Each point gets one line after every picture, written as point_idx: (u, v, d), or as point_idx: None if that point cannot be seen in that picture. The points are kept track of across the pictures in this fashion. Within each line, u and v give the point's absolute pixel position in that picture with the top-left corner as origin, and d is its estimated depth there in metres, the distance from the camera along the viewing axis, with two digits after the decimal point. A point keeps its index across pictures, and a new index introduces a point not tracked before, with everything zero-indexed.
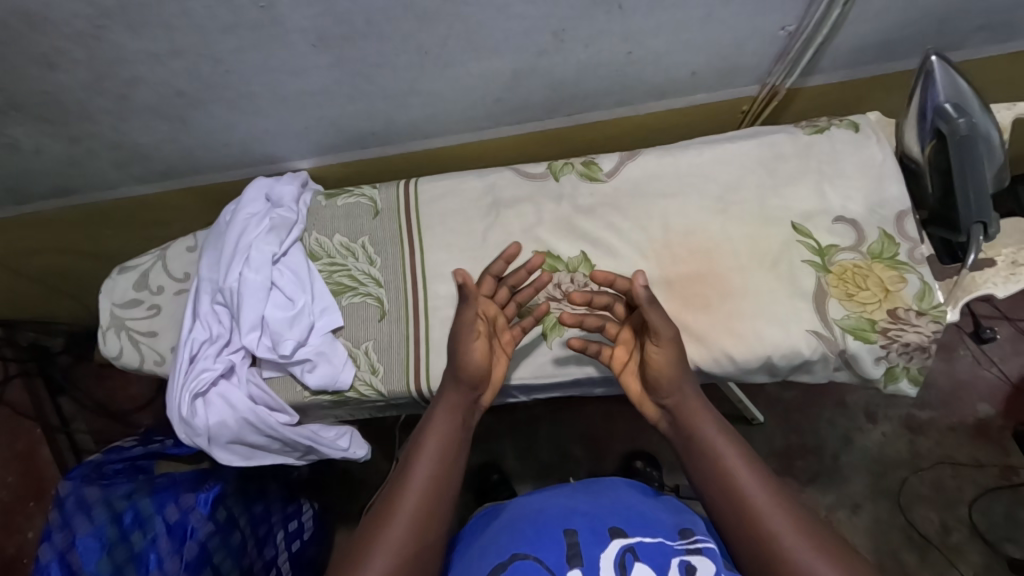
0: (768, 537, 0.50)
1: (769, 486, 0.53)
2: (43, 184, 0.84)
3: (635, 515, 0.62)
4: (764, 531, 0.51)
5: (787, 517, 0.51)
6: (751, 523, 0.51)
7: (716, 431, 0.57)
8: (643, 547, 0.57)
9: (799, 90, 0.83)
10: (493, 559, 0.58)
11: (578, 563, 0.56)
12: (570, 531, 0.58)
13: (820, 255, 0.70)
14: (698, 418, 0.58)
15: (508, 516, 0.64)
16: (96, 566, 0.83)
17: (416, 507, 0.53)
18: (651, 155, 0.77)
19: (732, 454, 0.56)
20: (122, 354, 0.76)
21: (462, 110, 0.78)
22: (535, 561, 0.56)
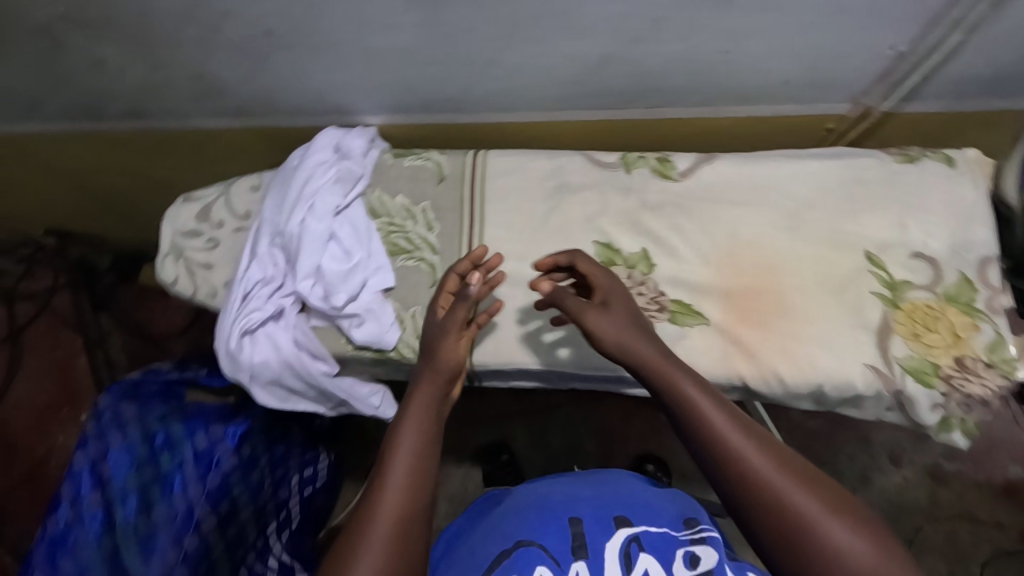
0: (789, 521, 0.40)
1: (769, 450, 0.43)
2: (118, 104, 0.85)
3: (638, 504, 0.62)
4: (781, 513, 0.40)
5: (802, 486, 0.41)
6: (767, 513, 0.41)
7: (703, 400, 0.46)
8: (648, 537, 0.57)
9: (892, 115, 0.79)
10: (498, 545, 0.57)
11: (583, 555, 0.55)
12: (575, 520, 0.58)
13: (890, 289, 0.67)
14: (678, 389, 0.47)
15: (513, 504, 0.63)
16: (124, 481, 0.86)
17: (393, 484, 0.44)
18: (729, 160, 0.74)
19: (721, 424, 0.44)
20: (176, 282, 0.77)
21: (542, 88, 0.76)
22: (539, 548, 0.55)
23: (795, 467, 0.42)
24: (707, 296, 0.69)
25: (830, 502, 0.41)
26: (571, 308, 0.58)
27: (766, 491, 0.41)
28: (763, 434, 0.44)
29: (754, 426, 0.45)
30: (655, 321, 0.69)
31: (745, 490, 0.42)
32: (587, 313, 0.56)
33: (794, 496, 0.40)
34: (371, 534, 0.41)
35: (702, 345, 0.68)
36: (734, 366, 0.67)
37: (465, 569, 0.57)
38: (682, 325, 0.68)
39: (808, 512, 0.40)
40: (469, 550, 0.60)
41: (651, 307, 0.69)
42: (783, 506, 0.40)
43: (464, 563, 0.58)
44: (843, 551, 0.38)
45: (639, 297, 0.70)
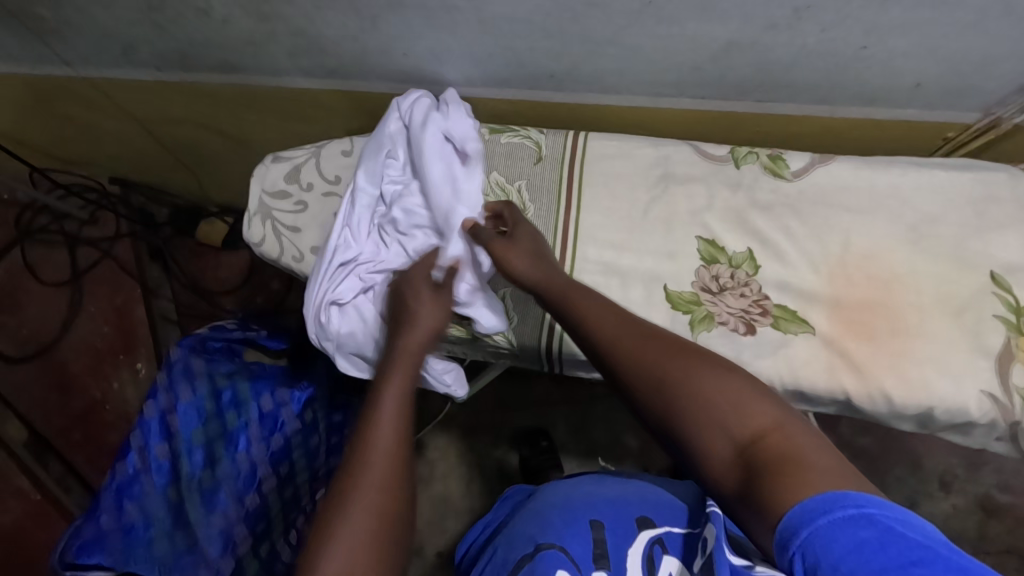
0: (685, 393, 0.46)
1: (662, 347, 0.50)
2: (213, 55, 0.84)
3: (659, 503, 0.60)
4: (674, 394, 0.46)
5: (696, 367, 0.47)
6: (662, 396, 0.47)
7: (599, 316, 0.54)
8: (671, 538, 0.55)
9: (1021, 130, 0.74)
10: (521, 549, 0.56)
11: (604, 563, 0.53)
12: (596, 525, 0.56)
13: (1015, 314, 0.63)
14: (585, 308, 0.56)
15: (536, 506, 0.62)
16: (191, 435, 0.87)
17: (397, 388, 0.51)
18: (847, 163, 0.71)
19: (626, 340, 0.52)
20: (262, 243, 0.76)
21: (655, 72, 0.73)
22: (561, 551, 0.53)
23: (685, 354, 0.49)
24: (815, 305, 0.66)
25: (723, 378, 0.46)
26: (486, 242, 0.65)
27: (668, 378, 0.47)
28: (657, 334, 0.52)
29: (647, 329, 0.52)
30: (757, 326, 0.66)
31: (640, 379, 0.49)
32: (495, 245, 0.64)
33: (689, 376, 0.46)
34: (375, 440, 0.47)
35: (805, 354, 0.65)
36: (837, 380, 0.64)
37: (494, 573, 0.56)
38: (786, 332, 0.65)
39: (702, 390, 0.46)
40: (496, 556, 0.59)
41: (754, 310, 0.66)
42: (673, 388, 0.47)
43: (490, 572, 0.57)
44: (739, 413, 0.44)
45: (742, 298, 0.67)
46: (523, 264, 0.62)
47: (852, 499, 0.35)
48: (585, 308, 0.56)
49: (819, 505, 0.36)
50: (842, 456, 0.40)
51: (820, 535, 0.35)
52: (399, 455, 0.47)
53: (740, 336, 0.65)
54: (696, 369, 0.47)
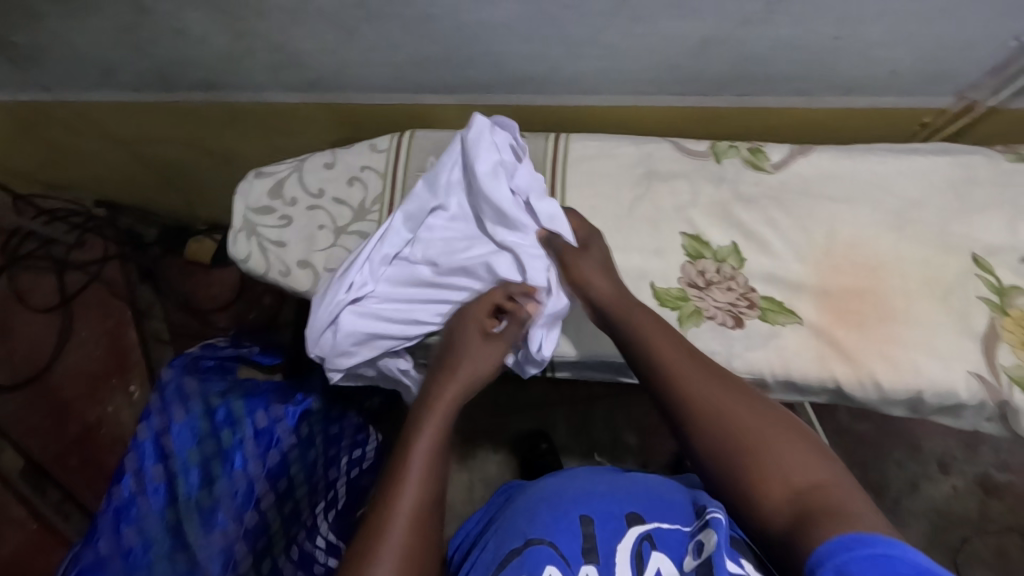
0: (737, 430, 0.47)
1: (717, 380, 0.52)
2: (191, 74, 0.84)
3: (650, 500, 0.59)
4: (721, 430, 0.48)
5: (746, 408, 0.49)
6: (714, 429, 0.49)
7: (662, 342, 0.56)
8: (660, 535, 0.55)
9: (997, 111, 0.75)
10: (510, 544, 0.56)
11: (593, 559, 0.53)
12: (586, 520, 0.56)
13: (999, 295, 0.64)
14: (650, 334, 0.57)
15: (527, 498, 0.62)
16: (187, 455, 0.87)
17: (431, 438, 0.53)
18: (826, 152, 0.71)
19: (684, 368, 0.53)
20: (248, 259, 0.76)
21: (632, 71, 0.73)
22: (550, 546, 0.53)
23: (739, 394, 0.50)
24: (801, 295, 0.67)
25: (771, 423, 0.48)
26: (558, 251, 0.65)
27: (721, 415, 0.49)
28: (716, 369, 0.53)
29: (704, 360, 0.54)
30: (744, 319, 0.66)
31: (692, 411, 0.50)
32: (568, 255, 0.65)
33: (741, 417, 0.48)
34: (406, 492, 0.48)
35: (795, 345, 0.65)
36: (828, 368, 0.64)
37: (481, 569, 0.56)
38: (774, 323, 0.66)
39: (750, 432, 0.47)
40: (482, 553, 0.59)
41: (742, 303, 0.67)
42: (727, 424, 0.48)
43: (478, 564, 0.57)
44: (782, 459, 0.45)
45: (729, 292, 0.67)
46: (592, 279, 0.63)
47: (885, 544, 0.36)
48: (649, 331, 0.57)
49: (851, 541, 0.37)
50: (880, 510, 0.41)
51: (853, 565, 0.36)
52: (421, 517, 0.48)
53: (729, 330, 0.66)
54: (747, 411, 0.48)
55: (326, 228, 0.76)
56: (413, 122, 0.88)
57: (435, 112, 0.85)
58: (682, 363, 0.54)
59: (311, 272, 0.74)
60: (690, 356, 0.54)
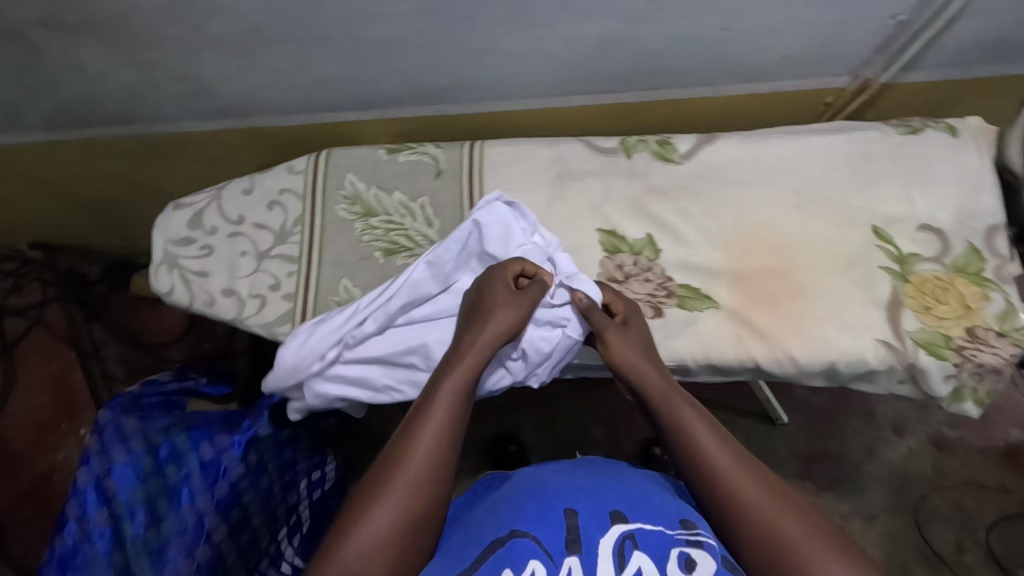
0: (782, 546, 0.50)
1: (766, 483, 0.54)
2: (101, 109, 0.83)
3: (638, 497, 0.56)
4: (771, 538, 0.51)
5: (793, 519, 0.52)
6: (758, 544, 0.51)
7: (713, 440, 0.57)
8: (644, 534, 0.52)
9: (892, 87, 0.78)
10: (488, 534, 0.53)
11: (577, 550, 0.51)
12: (570, 512, 0.54)
13: (899, 263, 0.67)
14: (695, 431, 0.58)
15: (509, 489, 0.59)
16: (130, 496, 0.84)
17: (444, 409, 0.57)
18: (730, 139, 0.73)
19: (728, 465, 0.55)
20: (172, 292, 0.75)
21: (538, 74, 0.74)
22: (533, 541, 0.51)
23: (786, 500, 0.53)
24: (715, 280, 0.68)
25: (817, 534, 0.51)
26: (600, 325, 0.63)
27: (765, 530, 0.51)
28: (760, 472, 0.55)
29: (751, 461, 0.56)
30: (663, 308, 0.68)
31: (739, 521, 0.52)
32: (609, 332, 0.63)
33: (797, 539, 0.50)
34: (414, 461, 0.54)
35: (712, 329, 0.67)
36: (746, 349, 0.66)
37: (449, 555, 0.53)
38: (692, 309, 0.67)
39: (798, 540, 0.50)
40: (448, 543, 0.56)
41: (660, 293, 0.68)
42: (772, 538, 0.51)
43: (449, 551, 0.54)
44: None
45: (647, 283, 0.69)
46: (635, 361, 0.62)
47: None
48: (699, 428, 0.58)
49: None
50: None
51: None
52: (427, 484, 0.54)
53: (649, 320, 0.67)
54: (797, 521, 0.52)
55: (248, 254, 0.75)
56: (335, 141, 0.88)
57: (354, 129, 0.85)
58: (729, 466, 0.55)
59: (236, 299, 0.73)
60: (735, 457, 0.56)
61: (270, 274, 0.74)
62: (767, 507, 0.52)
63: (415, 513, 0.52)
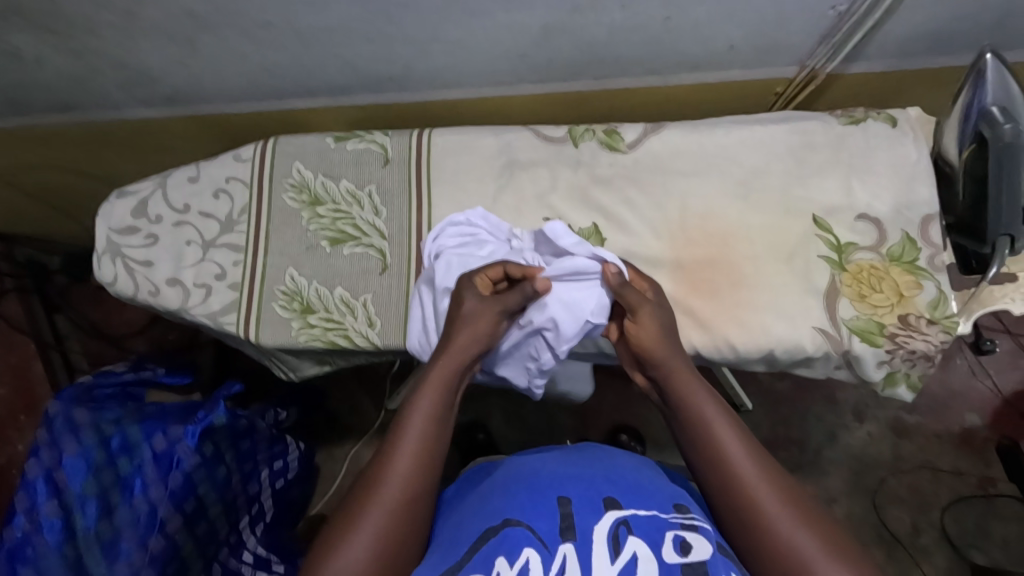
0: (791, 559, 0.48)
1: (779, 489, 0.52)
2: (43, 96, 0.81)
3: (630, 484, 0.56)
4: (787, 553, 0.49)
5: (806, 530, 0.50)
6: (768, 553, 0.49)
7: (729, 441, 0.54)
8: (637, 520, 0.51)
9: (839, 77, 0.79)
10: (483, 523, 0.53)
11: (571, 537, 0.50)
12: (564, 500, 0.53)
13: (837, 252, 0.68)
14: (715, 430, 0.55)
15: (501, 477, 0.59)
16: (81, 487, 0.82)
17: (421, 420, 0.54)
18: (676, 129, 0.74)
19: (747, 471, 0.52)
20: (115, 282, 0.74)
21: (485, 62, 0.74)
22: (527, 529, 0.50)
23: (798, 507, 0.51)
24: (657, 269, 0.69)
25: (828, 544, 0.49)
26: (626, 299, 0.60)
27: (775, 539, 0.49)
28: (776, 477, 0.53)
29: (766, 462, 0.54)
30: None
31: (751, 529, 0.51)
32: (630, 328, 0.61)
33: (809, 552, 0.48)
34: (393, 476, 0.51)
35: None
36: (685, 337, 0.67)
37: (444, 549, 0.52)
38: None
39: (810, 554, 0.48)
40: (444, 534, 0.55)
41: None
42: (782, 548, 0.49)
43: (448, 538, 0.54)
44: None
45: None
46: (656, 349, 0.60)
47: None
48: (714, 428, 0.55)
49: None
50: None
51: None
52: (406, 500, 0.51)
53: None
54: (809, 532, 0.50)
55: (193, 243, 0.74)
56: (288, 129, 0.87)
57: (305, 117, 0.85)
58: (748, 471, 0.52)
59: (181, 289, 0.73)
60: (755, 460, 0.53)
61: (216, 264, 0.73)
62: (780, 515, 0.50)
63: (400, 533, 0.50)
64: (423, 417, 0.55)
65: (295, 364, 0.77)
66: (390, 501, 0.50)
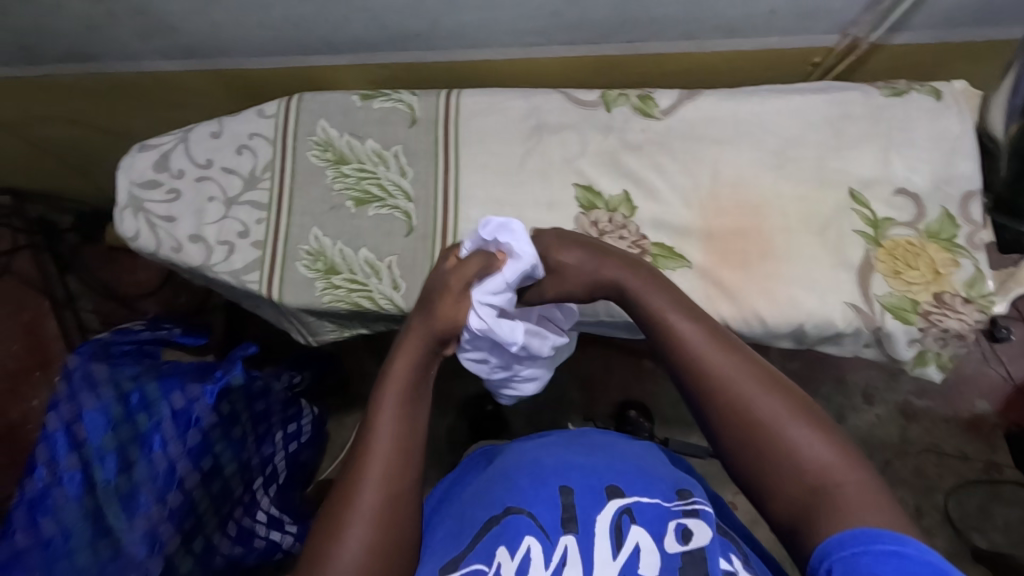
0: (754, 422, 0.47)
1: (740, 356, 0.49)
2: (61, 44, 0.79)
3: (632, 470, 0.56)
4: (751, 419, 0.47)
5: (773, 394, 0.47)
6: (737, 425, 0.47)
7: (683, 321, 0.51)
8: (639, 507, 0.52)
9: (880, 47, 0.76)
10: (486, 513, 0.53)
11: (572, 528, 0.50)
12: (565, 490, 0.54)
13: (873, 227, 0.66)
14: (670, 319, 0.52)
15: (503, 464, 0.60)
16: (100, 442, 0.82)
17: (389, 414, 0.51)
18: (711, 96, 0.72)
19: (705, 349, 0.50)
20: (137, 237, 0.73)
21: (517, 20, 0.71)
22: (528, 517, 0.51)
23: (755, 368, 0.49)
24: (689, 239, 0.68)
25: (795, 405, 0.47)
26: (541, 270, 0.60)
27: (741, 412, 0.47)
28: (740, 352, 0.50)
29: (712, 329, 0.51)
30: None
31: (714, 403, 0.48)
32: (552, 288, 0.60)
33: (773, 414, 0.46)
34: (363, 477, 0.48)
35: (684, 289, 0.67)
36: (716, 309, 0.66)
37: (449, 540, 0.53)
38: (664, 268, 0.67)
39: (770, 414, 0.47)
40: (443, 526, 0.56)
41: (634, 251, 0.68)
42: (747, 419, 0.47)
43: (452, 527, 0.55)
44: (799, 445, 0.45)
45: (621, 240, 0.68)
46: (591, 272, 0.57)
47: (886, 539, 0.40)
48: (658, 306, 0.53)
49: (856, 538, 0.41)
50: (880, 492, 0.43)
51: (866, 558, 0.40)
52: (386, 499, 0.47)
53: None
54: (773, 393, 0.47)
55: (216, 199, 0.73)
56: (309, 86, 0.85)
57: (328, 75, 0.82)
58: (710, 354, 0.49)
59: (203, 246, 0.72)
60: (716, 338, 0.50)
61: (239, 221, 0.72)
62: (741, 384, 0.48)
63: (388, 534, 0.46)
64: (389, 409, 0.51)
65: (315, 326, 0.77)
66: (369, 505, 0.46)
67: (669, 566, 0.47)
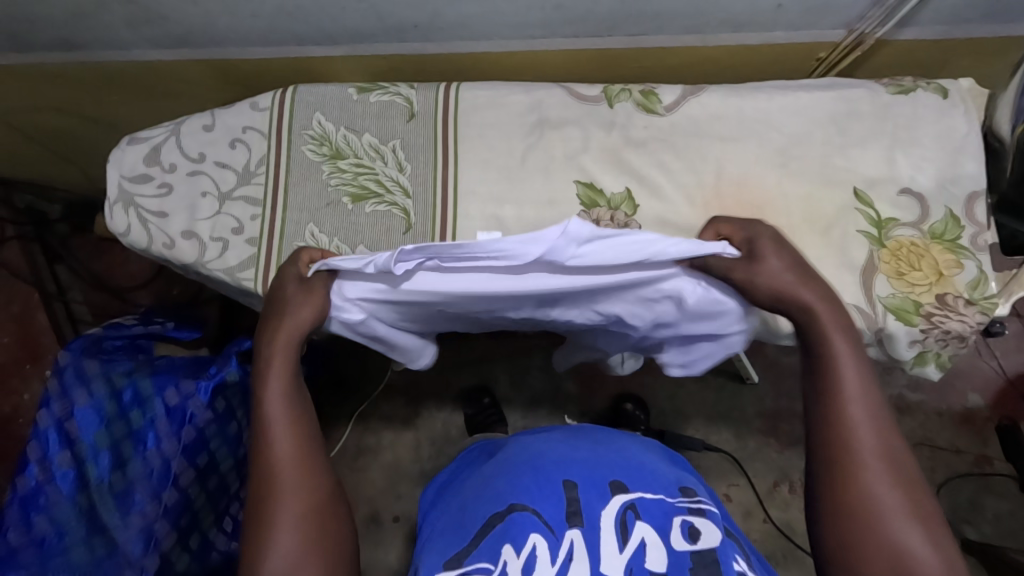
0: (867, 506, 0.45)
1: (886, 442, 0.47)
2: (47, 32, 0.77)
3: (634, 465, 0.56)
4: (868, 501, 0.45)
5: (901, 494, 0.45)
6: (848, 496, 0.46)
7: (851, 381, 0.49)
8: (644, 504, 0.51)
9: (886, 43, 0.75)
10: (488, 508, 0.52)
11: (578, 522, 0.50)
12: (569, 484, 0.53)
13: (877, 227, 0.66)
14: (840, 372, 0.49)
15: (504, 458, 0.59)
16: (93, 440, 0.82)
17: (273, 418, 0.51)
18: (716, 92, 0.71)
19: (857, 417, 0.48)
20: (128, 233, 0.71)
21: (518, 12, 0.70)
22: (532, 515, 0.50)
23: (904, 465, 0.47)
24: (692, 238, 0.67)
25: (912, 504, 0.45)
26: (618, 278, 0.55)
27: (858, 486, 0.46)
28: (890, 440, 0.47)
29: (883, 413, 0.48)
30: None
31: (836, 467, 0.47)
32: (738, 271, 0.54)
33: (890, 507, 0.45)
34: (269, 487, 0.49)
35: None
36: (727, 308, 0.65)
37: (449, 537, 0.53)
38: None
39: (889, 500, 0.45)
40: (447, 524, 0.55)
41: None
42: (860, 494, 0.46)
43: (454, 524, 0.54)
44: (909, 549, 0.43)
45: None
46: (800, 294, 0.52)
47: None
48: (837, 354, 0.50)
49: None
50: None
51: None
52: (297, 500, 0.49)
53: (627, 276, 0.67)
54: (900, 490, 0.46)
55: (210, 195, 0.71)
56: (304, 78, 0.83)
57: (324, 66, 0.80)
58: (865, 425, 0.47)
59: (197, 243, 0.70)
60: (878, 417, 0.48)
61: (234, 217, 0.71)
62: (873, 469, 0.46)
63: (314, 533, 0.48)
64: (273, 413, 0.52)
65: None
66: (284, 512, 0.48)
67: (680, 565, 0.47)
